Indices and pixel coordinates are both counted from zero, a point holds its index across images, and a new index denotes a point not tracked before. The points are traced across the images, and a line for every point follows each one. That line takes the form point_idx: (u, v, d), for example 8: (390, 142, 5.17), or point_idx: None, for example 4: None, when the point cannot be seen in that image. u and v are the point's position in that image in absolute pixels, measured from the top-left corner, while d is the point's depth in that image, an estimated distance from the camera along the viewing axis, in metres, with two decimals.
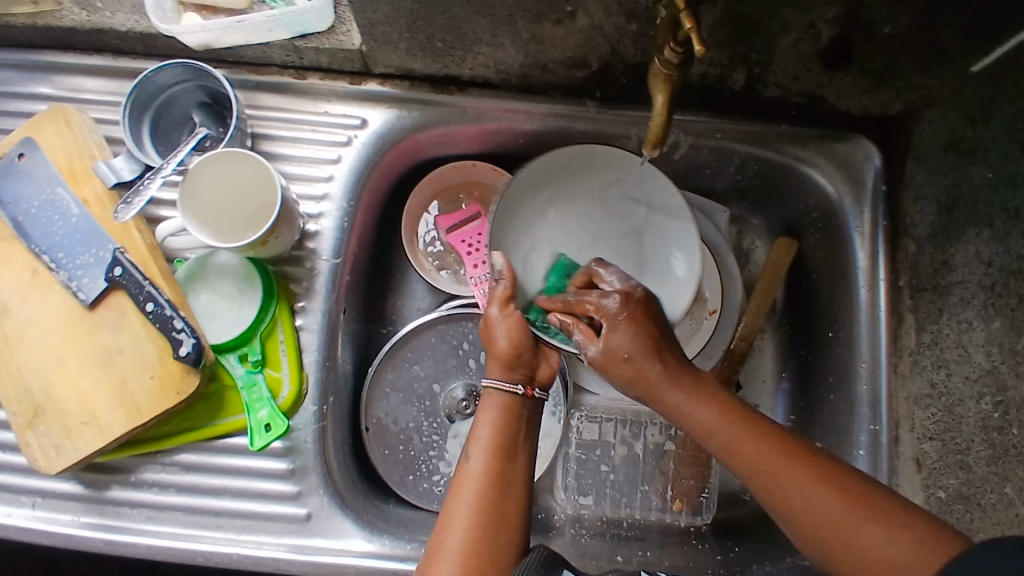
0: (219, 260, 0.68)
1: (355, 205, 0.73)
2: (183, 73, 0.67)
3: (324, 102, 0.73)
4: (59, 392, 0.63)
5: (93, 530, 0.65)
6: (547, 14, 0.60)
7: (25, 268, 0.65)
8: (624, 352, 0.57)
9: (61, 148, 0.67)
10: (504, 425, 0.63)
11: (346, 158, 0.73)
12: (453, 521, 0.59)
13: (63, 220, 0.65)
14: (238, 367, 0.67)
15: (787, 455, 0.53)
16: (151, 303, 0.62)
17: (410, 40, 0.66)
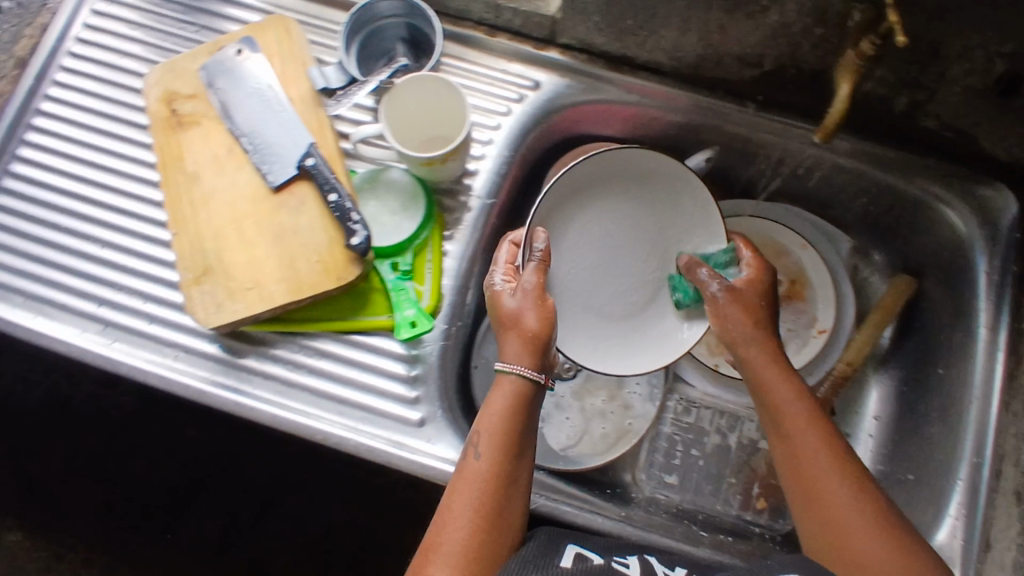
0: (392, 176, 0.74)
1: (513, 156, 0.79)
2: (398, 9, 0.74)
3: (505, 61, 0.80)
4: (233, 257, 0.69)
5: (224, 390, 0.69)
6: (742, 6, 0.66)
7: (222, 147, 0.72)
8: (735, 317, 0.67)
9: (276, 50, 0.75)
10: (513, 420, 0.62)
11: (515, 112, 0.79)
12: (451, 513, 0.58)
13: (266, 110, 0.72)
14: (390, 273, 0.72)
15: (837, 468, 0.59)
16: (333, 195, 0.68)
17: (605, 14, 0.72)
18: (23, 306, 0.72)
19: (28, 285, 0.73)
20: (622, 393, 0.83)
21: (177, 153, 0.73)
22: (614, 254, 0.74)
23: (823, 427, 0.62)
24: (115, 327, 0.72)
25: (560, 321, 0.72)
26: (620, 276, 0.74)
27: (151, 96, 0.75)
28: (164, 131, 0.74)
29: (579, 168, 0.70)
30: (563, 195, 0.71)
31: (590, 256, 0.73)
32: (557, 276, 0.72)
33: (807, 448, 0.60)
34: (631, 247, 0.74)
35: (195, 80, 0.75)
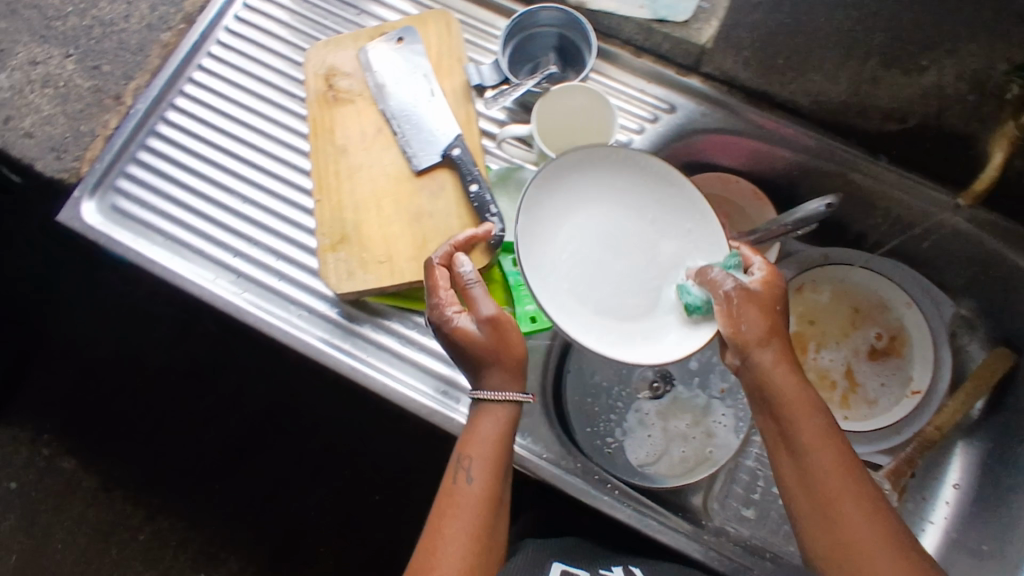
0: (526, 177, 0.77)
1: None
2: (556, 20, 0.77)
3: (644, 82, 0.83)
4: (370, 230, 0.73)
5: (338, 353, 0.74)
6: (900, 62, 0.70)
7: (373, 125, 0.76)
8: (745, 318, 0.60)
9: (436, 42, 0.78)
10: (503, 443, 0.63)
11: (648, 131, 0.81)
12: (444, 539, 0.59)
13: (420, 98, 0.75)
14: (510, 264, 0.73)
15: (846, 473, 0.57)
16: (475, 186, 0.72)
17: (756, 50, 0.74)
18: (162, 246, 0.77)
19: (167, 226, 0.77)
20: (705, 421, 0.84)
21: (328, 123, 0.76)
22: (611, 252, 0.70)
23: (840, 443, 0.59)
24: (245, 278, 0.76)
25: (553, 299, 0.67)
26: (619, 275, 0.69)
27: (310, 68, 0.79)
28: (318, 103, 0.78)
29: (581, 151, 0.69)
30: (559, 184, 0.69)
31: (588, 241, 0.70)
32: (557, 253, 0.69)
33: (822, 453, 0.58)
34: (628, 246, 0.70)
35: (355, 59, 0.78)
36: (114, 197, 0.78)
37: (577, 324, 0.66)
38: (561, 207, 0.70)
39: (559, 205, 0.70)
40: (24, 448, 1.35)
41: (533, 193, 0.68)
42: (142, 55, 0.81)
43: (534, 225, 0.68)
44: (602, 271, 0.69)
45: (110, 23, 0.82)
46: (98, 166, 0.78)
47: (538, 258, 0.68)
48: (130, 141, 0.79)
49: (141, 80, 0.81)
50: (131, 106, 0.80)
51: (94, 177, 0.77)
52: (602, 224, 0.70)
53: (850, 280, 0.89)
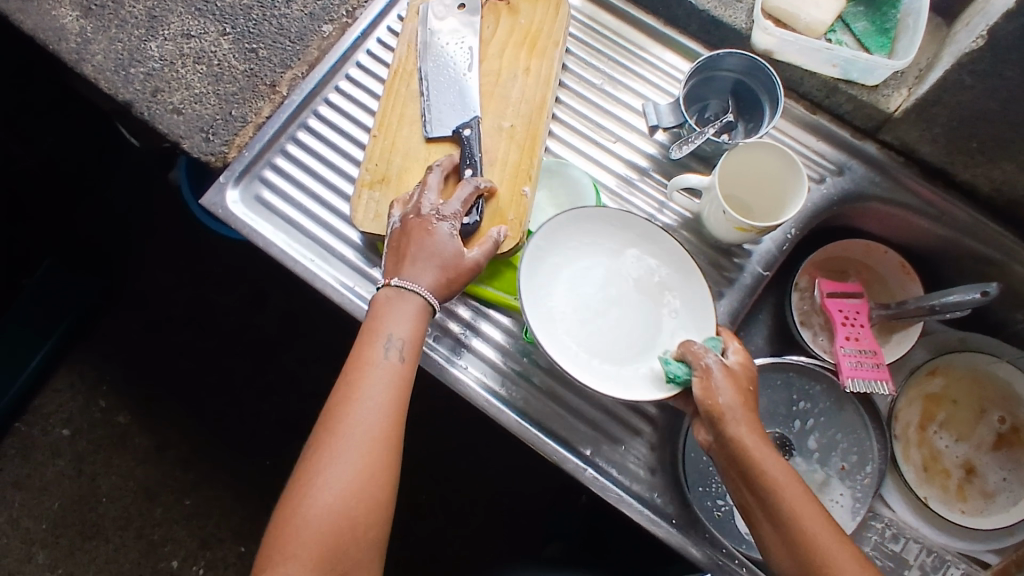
0: (576, 179, 0.75)
1: (796, 233, 0.77)
2: (739, 65, 0.74)
3: (815, 139, 0.79)
4: (411, 181, 0.72)
5: (359, 302, 0.72)
6: None
7: (406, 81, 0.75)
8: (726, 393, 0.61)
9: (540, 18, 0.77)
10: (415, 320, 0.63)
11: (813, 191, 0.78)
12: (356, 400, 0.59)
13: (457, 67, 0.74)
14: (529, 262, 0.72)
15: (842, 542, 0.56)
16: (468, 170, 0.70)
17: (950, 130, 0.71)
18: (303, 247, 0.74)
19: (308, 225, 0.75)
20: (822, 496, 0.79)
21: (410, 68, 0.76)
22: (606, 301, 0.72)
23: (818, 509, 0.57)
24: (381, 290, 0.73)
25: (551, 333, 0.68)
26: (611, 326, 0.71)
27: (415, 8, 0.77)
28: (407, 44, 0.77)
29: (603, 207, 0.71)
30: (564, 237, 0.71)
31: (586, 290, 0.72)
32: (556, 292, 0.71)
33: (817, 525, 0.56)
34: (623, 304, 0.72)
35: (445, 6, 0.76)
36: (258, 187, 0.77)
37: (570, 360, 0.68)
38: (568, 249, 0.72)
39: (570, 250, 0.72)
40: (82, 394, 1.32)
41: (546, 232, 0.70)
42: (299, 45, 0.80)
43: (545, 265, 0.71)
44: (597, 319, 0.71)
45: (271, 5, 0.81)
46: (246, 154, 0.77)
47: (541, 293, 0.70)
48: (282, 132, 0.78)
49: (297, 70, 0.80)
50: (285, 96, 0.79)
51: (241, 166, 0.76)
52: (601, 277, 0.73)
53: (989, 371, 0.85)
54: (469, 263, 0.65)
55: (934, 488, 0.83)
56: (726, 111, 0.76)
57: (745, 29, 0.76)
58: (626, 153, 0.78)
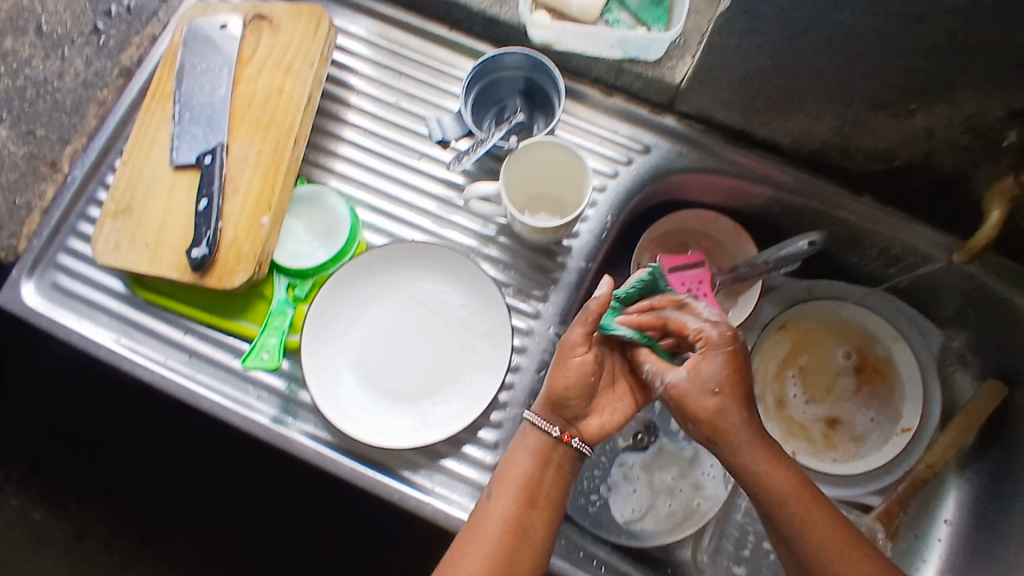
0: (327, 201, 0.72)
1: (614, 219, 0.76)
2: (521, 63, 0.73)
3: (617, 122, 0.78)
4: (153, 210, 0.70)
5: (175, 376, 0.69)
6: (888, 106, 0.63)
7: (160, 104, 0.73)
8: (696, 366, 0.60)
9: (298, 39, 0.73)
10: (531, 469, 0.63)
11: (622, 175, 0.77)
12: (464, 552, 0.60)
13: (209, 91, 0.72)
14: (282, 292, 0.70)
15: (847, 543, 0.57)
16: (205, 200, 0.68)
17: (735, 91, 0.70)
18: (110, 326, 0.71)
19: (110, 302, 0.72)
20: (694, 473, 0.79)
21: (169, 89, 0.73)
22: (403, 345, 0.70)
23: (818, 501, 0.59)
24: (198, 358, 0.70)
25: (323, 383, 0.68)
26: (403, 370, 0.70)
27: (181, 25, 0.75)
28: (166, 69, 0.74)
29: (399, 248, 0.71)
30: (360, 287, 0.71)
31: (381, 335, 0.71)
32: (344, 340, 0.70)
33: (828, 532, 0.57)
34: (419, 344, 0.71)
35: (211, 22, 0.74)
36: (54, 274, 0.73)
37: (341, 405, 0.67)
38: (361, 296, 0.71)
39: (363, 298, 0.71)
40: None
41: (334, 285, 0.70)
42: (77, 117, 0.78)
43: (332, 318, 0.70)
44: (389, 363, 0.70)
45: (43, 82, 0.78)
46: (36, 242, 0.73)
47: (332, 344, 0.69)
48: (69, 211, 0.74)
49: (78, 144, 0.77)
50: (66, 172, 0.77)
51: (31, 257, 0.73)
52: (397, 322, 0.71)
53: (838, 316, 0.86)
54: (569, 368, 0.63)
55: (801, 441, 0.83)
56: (517, 111, 0.75)
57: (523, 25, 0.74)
58: (433, 169, 0.76)
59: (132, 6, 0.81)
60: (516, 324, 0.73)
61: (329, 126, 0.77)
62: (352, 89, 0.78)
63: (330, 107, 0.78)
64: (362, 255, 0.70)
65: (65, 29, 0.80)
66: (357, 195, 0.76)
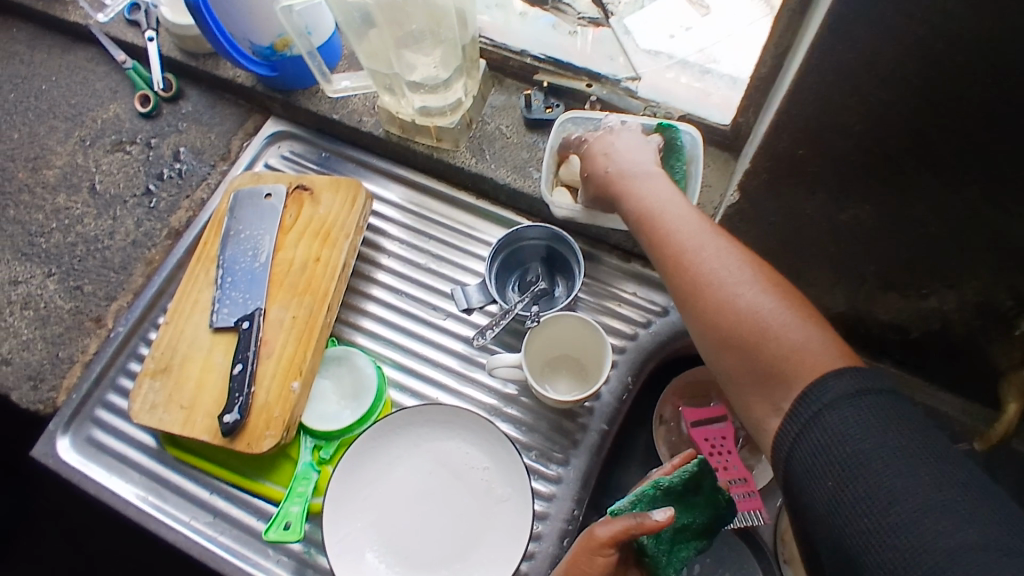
0: (356, 363, 0.75)
1: (634, 380, 0.77)
2: (542, 234, 0.78)
3: (636, 285, 0.81)
4: (192, 370, 0.73)
5: (198, 537, 0.70)
6: (897, 286, 0.66)
7: (205, 267, 0.78)
8: (594, 153, 0.71)
9: (337, 210, 0.80)
10: None
11: (642, 337, 0.79)
12: None
13: (251, 256, 0.77)
14: (307, 454, 0.71)
15: (733, 254, 0.58)
16: (240, 364, 0.71)
17: None
18: (139, 482, 0.73)
19: (142, 459, 0.74)
20: None
21: (213, 253, 0.78)
22: (426, 512, 0.71)
23: (729, 241, 0.60)
24: (222, 518, 0.71)
25: (344, 551, 0.67)
26: (425, 539, 0.69)
27: (230, 194, 0.82)
28: (213, 235, 0.80)
29: (424, 410, 0.72)
30: (385, 449, 0.72)
31: (404, 501, 0.71)
32: (366, 506, 0.70)
33: (719, 254, 0.58)
34: (442, 511, 0.71)
35: (258, 192, 0.81)
36: (90, 427, 0.76)
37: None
38: (386, 460, 0.72)
39: (388, 461, 0.72)
40: None
41: (359, 448, 0.70)
42: (124, 274, 0.82)
43: (356, 483, 0.70)
44: (412, 532, 0.70)
45: (94, 238, 0.84)
46: (75, 396, 0.76)
47: (355, 510, 0.69)
48: (110, 366, 0.78)
49: (122, 300, 0.81)
50: (111, 327, 0.80)
51: (69, 411, 0.76)
52: (421, 487, 0.72)
53: None
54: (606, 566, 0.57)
55: None
56: (539, 277, 0.79)
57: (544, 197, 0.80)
58: (458, 329, 0.79)
59: (183, 170, 0.88)
60: (539, 489, 0.74)
61: (360, 286, 0.82)
62: (384, 250, 0.83)
63: (363, 268, 0.83)
64: (388, 418, 0.71)
65: (120, 191, 0.87)
66: (383, 353, 0.78)
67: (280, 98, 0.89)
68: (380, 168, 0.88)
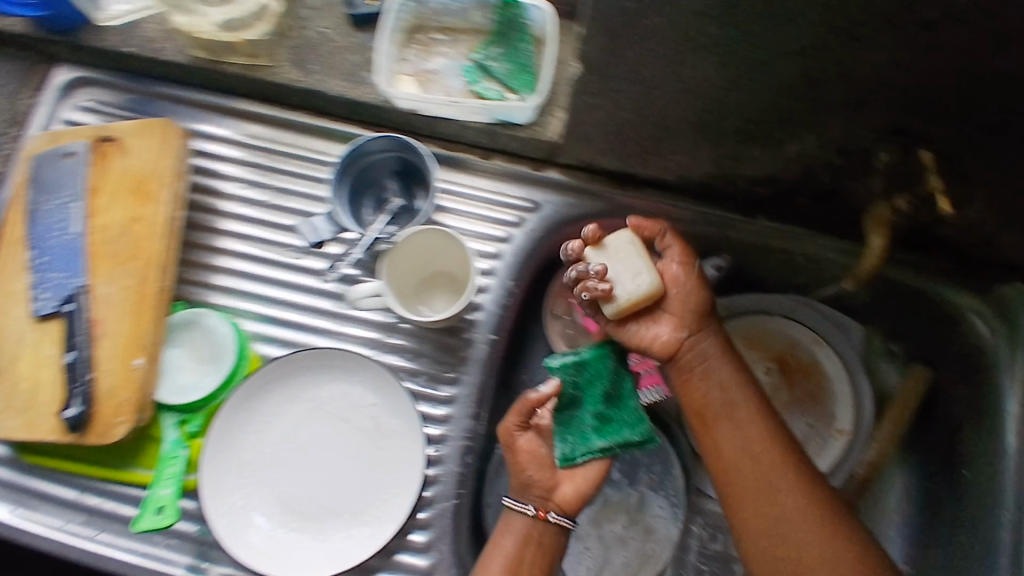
0: (208, 325, 0.70)
1: (515, 284, 0.74)
2: (387, 145, 0.70)
3: (501, 182, 0.76)
4: (22, 368, 0.65)
5: (77, 540, 0.65)
6: (757, 139, 0.62)
7: (9, 251, 0.68)
8: (602, 240, 0.65)
9: (149, 160, 0.70)
10: (517, 553, 0.62)
11: (515, 238, 0.74)
12: None
13: (61, 230, 0.68)
14: (173, 431, 0.67)
15: (732, 369, 0.65)
16: (73, 353, 0.64)
17: (609, 141, 0.68)
18: None
19: None
20: (644, 515, 0.78)
21: (17, 233, 0.68)
22: (315, 462, 0.67)
23: (726, 354, 0.66)
24: (100, 515, 0.66)
25: (232, 520, 0.64)
26: (318, 489, 0.66)
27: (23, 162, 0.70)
28: (11, 213, 0.69)
29: (296, 359, 0.68)
30: (259, 407, 0.67)
31: (289, 456, 0.67)
32: (250, 469, 0.66)
33: (718, 374, 0.65)
34: (331, 457, 0.67)
35: (55, 155, 0.70)
36: None
37: (253, 545, 0.63)
38: (262, 418, 0.67)
39: (265, 419, 0.67)
40: None
41: (228, 413, 0.66)
42: None
43: (234, 449, 0.66)
44: (303, 487, 0.66)
45: None
46: None
47: (238, 476, 0.65)
48: None
49: None
50: None
51: None
52: (306, 438, 0.67)
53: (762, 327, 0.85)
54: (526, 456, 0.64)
55: None
56: (393, 194, 0.72)
57: (384, 104, 0.71)
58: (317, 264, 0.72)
59: None
60: (433, 413, 0.71)
61: (202, 237, 0.73)
62: (222, 194, 0.75)
63: (203, 218, 0.74)
64: (253, 375, 0.67)
65: None
66: (240, 307, 0.72)
67: (60, 38, 0.75)
68: (198, 102, 0.77)
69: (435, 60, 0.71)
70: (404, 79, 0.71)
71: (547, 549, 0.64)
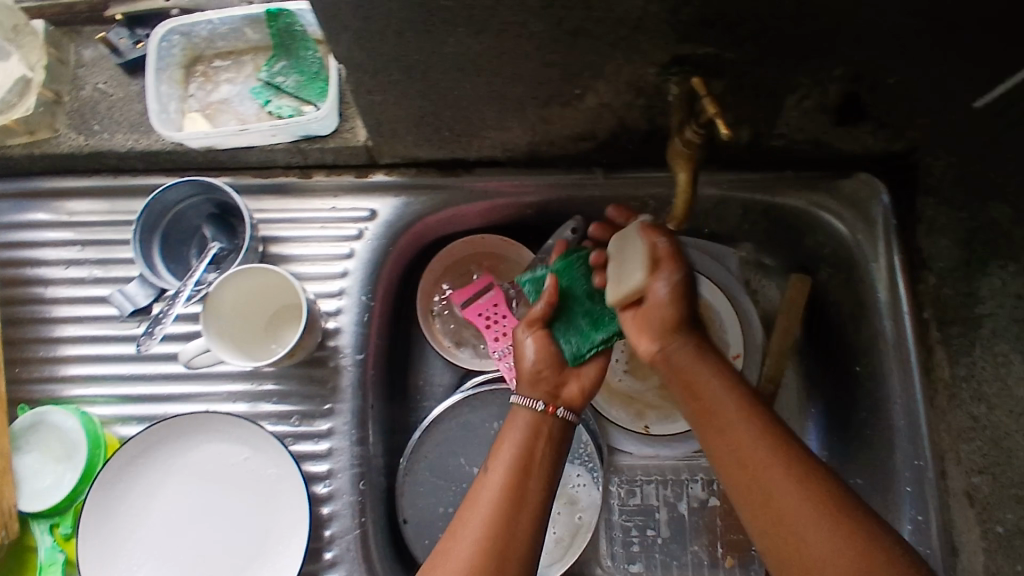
0: (53, 421, 0.65)
1: (370, 297, 0.71)
2: (190, 190, 0.66)
3: (332, 198, 0.73)
4: None
5: None
6: (555, 98, 0.60)
7: None
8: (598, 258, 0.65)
9: None
10: (525, 442, 0.60)
11: (358, 251, 0.71)
12: (458, 532, 0.54)
13: None
14: (46, 536, 0.63)
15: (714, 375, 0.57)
16: None
17: (416, 133, 0.65)
18: None
19: None
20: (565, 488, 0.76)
21: None
22: (202, 529, 0.65)
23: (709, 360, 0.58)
24: None
25: None
26: (209, 557, 0.64)
27: None
28: None
29: (156, 431, 0.65)
30: (130, 490, 0.65)
31: (174, 531, 0.65)
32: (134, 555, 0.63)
33: (699, 379, 0.57)
34: (217, 521, 0.65)
35: None
36: None
37: None
38: (138, 500, 0.65)
39: (140, 500, 0.65)
40: None
41: (94, 506, 0.63)
42: None
43: (112, 540, 0.63)
44: (193, 558, 0.64)
45: None
46: None
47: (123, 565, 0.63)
48: None
49: None
50: None
51: None
52: (187, 508, 0.65)
53: None
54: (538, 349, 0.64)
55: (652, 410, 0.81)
56: (212, 237, 0.68)
57: (178, 147, 0.67)
58: None
59: None
60: (316, 450, 0.68)
61: (36, 330, 0.70)
62: (44, 280, 0.70)
63: (31, 310, 0.70)
64: (112, 461, 0.64)
65: None
66: (88, 393, 0.68)
67: None
68: None
69: (220, 89, 0.68)
70: (190, 116, 0.67)
71: (557, 442, 0.61)
